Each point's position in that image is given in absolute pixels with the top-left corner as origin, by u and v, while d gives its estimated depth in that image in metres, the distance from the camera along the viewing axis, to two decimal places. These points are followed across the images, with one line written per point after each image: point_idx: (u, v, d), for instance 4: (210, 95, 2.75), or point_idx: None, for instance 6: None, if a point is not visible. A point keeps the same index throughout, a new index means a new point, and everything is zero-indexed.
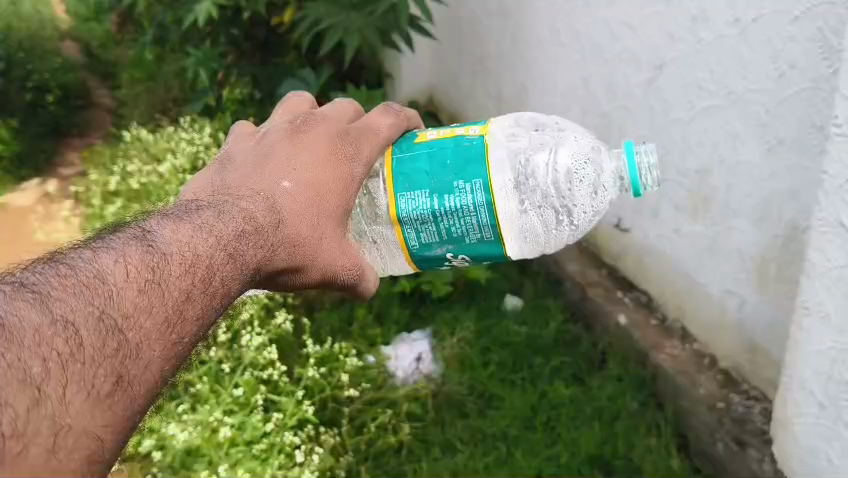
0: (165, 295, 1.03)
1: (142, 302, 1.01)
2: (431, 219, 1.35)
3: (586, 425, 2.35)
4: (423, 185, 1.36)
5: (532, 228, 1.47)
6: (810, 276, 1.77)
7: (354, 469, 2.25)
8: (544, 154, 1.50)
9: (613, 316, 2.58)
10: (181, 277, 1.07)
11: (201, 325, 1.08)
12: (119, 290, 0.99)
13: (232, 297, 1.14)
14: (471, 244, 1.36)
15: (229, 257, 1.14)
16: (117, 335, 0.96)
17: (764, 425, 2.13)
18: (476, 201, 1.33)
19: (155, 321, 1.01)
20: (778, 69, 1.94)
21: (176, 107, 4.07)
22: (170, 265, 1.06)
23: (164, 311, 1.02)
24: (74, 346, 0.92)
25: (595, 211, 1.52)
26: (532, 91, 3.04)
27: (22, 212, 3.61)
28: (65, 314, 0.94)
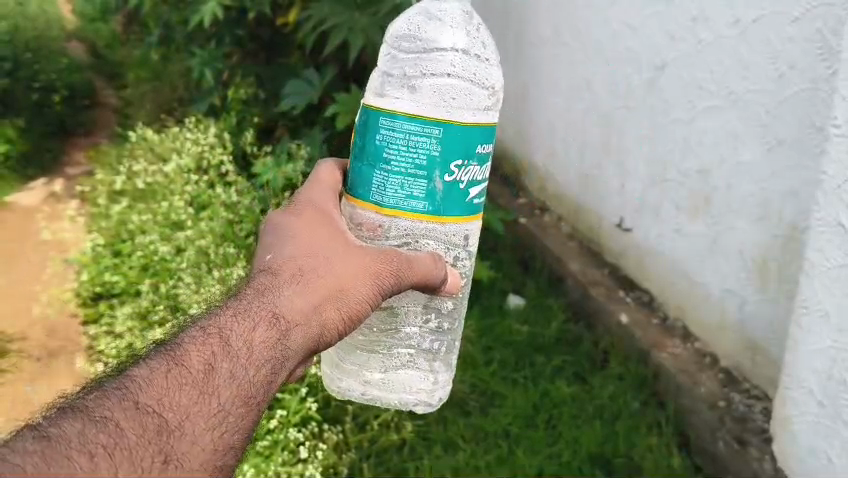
0: (190, 372, 1.14)
1: (169, 385, 1.12)
2: (402, 181, 1.32)
3: (587, 424, 2.36)
4: (369, 175, 1.35)
5: (447, 81, 1.54)
6: (808, 274, 1.78)
7: (356, 466, 2.26)
8: (392, 47, 1.63)
9: (615, 315, 2.60)
10: (200, 353, 1.17)
11: (241, 377, 1.17)
12: (145, 384, 1.11)
13: (267, 343, 1.21)
14: (439, 150, 1.30)
15: (239, 315, 1.23)
16: (156, 414, 1.08)
17: (764, 424, 2.15)
18: (395, 129, 1.30)
19: (187, 391, 1.12)
20: (778, 69, 1.96)
21: (181, 106, 4.06)
22: (186, 349, 1.17)
23: (193, 386, 1.12)
24: (114, 439, 1.03)
25: (463, 27, 1.63)
26: (532, 91, 3.06)
27: (27, 212, 3.58)
28: (103, 415, 1.06)
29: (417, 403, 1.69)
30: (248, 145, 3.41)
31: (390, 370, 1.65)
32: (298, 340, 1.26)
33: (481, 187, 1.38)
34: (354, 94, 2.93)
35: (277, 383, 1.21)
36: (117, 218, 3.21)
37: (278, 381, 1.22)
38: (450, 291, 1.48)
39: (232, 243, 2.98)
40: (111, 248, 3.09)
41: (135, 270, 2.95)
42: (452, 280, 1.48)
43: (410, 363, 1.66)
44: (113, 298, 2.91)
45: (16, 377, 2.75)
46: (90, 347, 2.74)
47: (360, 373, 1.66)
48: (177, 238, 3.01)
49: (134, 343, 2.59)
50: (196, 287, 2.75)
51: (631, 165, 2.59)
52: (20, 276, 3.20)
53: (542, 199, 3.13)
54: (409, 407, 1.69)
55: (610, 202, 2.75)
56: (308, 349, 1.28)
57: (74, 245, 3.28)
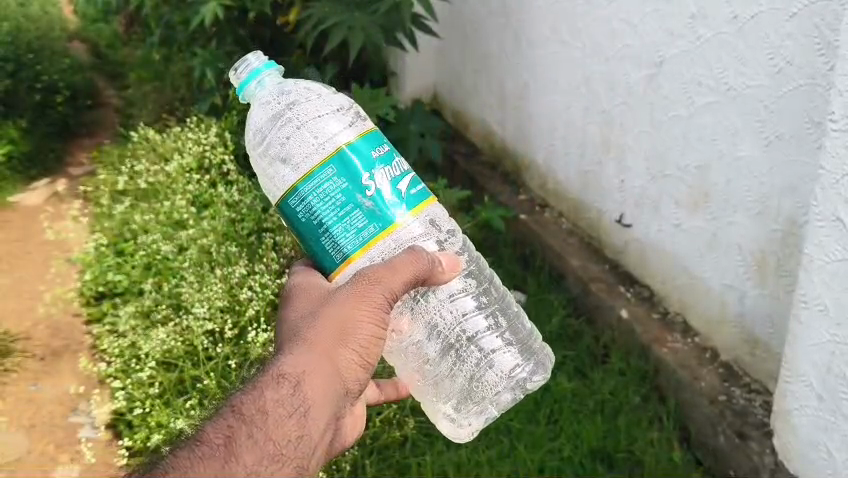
0: (211, 449, 1.17)
1: (191, 464, 1.14)
2: (341, 226, 1.27)
3: (588, 419, 2.37)
4: (320, 248, 1.31)
5: (318, 137, 1.36)
6: (807, 269, 1.79)
7: (359, 463, 2.28)
8: (259, 161, 1.43)
9: (616, 310, 2.61)
10: (218, 431, 1.19)
11: (261, 444, 1.18)
12: (170, 468, 1.15)
13: (281, 403, 1.22)
14: (344, 181, 1.27)
15: (254, 388, 1.24)
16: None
17: (764, 418, 2.17)
18: (305, 203, 1.28)
19: (207, 466, 1.14)
20: (776, 65, 1.98)
21: (184, 105, 4.02)
22: (207, 430, 1.20)
23: (215, 461, 1.15)
24: None
25: (281, 91, 1.44)
26: (532, 88, 3.06)
27: (31, 211, 3.59)
28: None
29: (525, 383, 1.50)
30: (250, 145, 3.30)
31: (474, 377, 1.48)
32: (315, 392, 1.25)
33: (411, 179, 1.32)
34: (358, 92, 3.08)
35: (303, 439, 1.22)
36: (119, 218, 3.22)
37: (304, 436, 1.23)
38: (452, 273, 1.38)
39: (234, 242, 3.01)
40: (114, 248, 3.11)
41: (137, 270, 2.96)
42: (447, 260, 1.37)
43: (487, 354, 1.48)
44: (117, 297, 2.93)
45: (19, 375, 2.76)
46: (93, 346, 2.82)
47: (460, 402, 1.52)
48: (178, 236, 3.03)
49: (136, 342, 2.66)
50: (198, 286, 2.79)
51: (631, 162, 2.60)
52: (24, 276, 3.21)
53: (543, 196, 3.14)
54: (523, 389, 1.50)
55: (610, 197, 2.76)
56: (330, 396, 1.27)
57: (76, 245, 3.30)
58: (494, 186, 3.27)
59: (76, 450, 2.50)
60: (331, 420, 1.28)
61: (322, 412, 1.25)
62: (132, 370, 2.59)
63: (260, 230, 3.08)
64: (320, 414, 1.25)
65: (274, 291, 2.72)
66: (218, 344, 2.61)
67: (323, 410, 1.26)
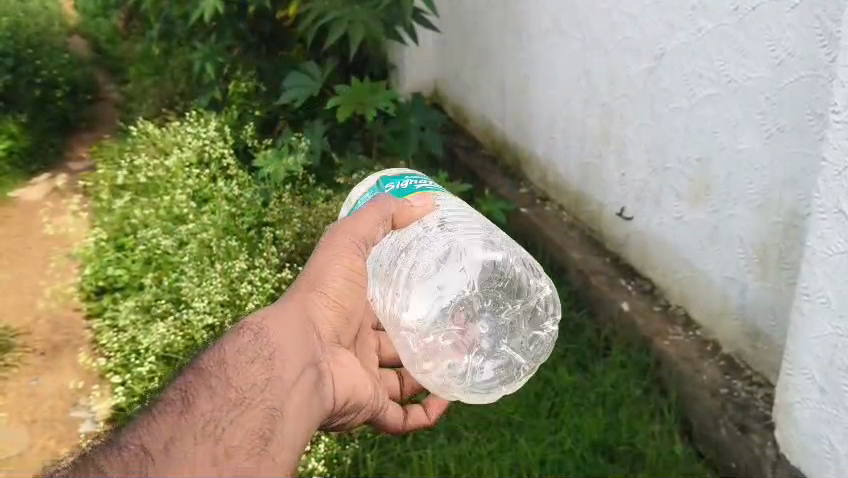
0: (170, 404, 1.19)
1: (149, 420, 1.17)
2: None
3: (590, 412, 2.36)
4: None
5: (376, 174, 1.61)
6: (809, 262, 1.78)
7: (360, 456, 2.28)
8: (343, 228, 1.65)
9: (617, 304, 2.60)
10: (177, 389, 1.22)
11: (219, 392, 1.21)
12: (128, 428, 1.17)
13: (241, 354, 1.27)
14: (370, 188, 1.55)
15: (215, 347, 1.29)
16: (137, 451, 1.12)
17: (766, 411, 2.16)
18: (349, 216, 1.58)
19: (164, 419, 1.16)
20: (777, 57, 1.97)
21: (183, 100, 3.99)
22: (166, 391, 1.23)
23: (173, 413, 1.17)
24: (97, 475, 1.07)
25: None
26: (532, 81, 3.05)
27: (32, 206, 3.59)
28: (91, 462, 1.11)
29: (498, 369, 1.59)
30: (248, 137, 3.41)
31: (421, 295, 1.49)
32: (278, 341, 1.31)
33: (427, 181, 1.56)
34: (356, 86, 3.07)
35: (269, 387, 1.25)
36: (119, 212, 3.21)
37: (271, 381, 1.26)
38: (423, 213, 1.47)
39: (234, 236, 3.01)
40: (114, 242, 3.10)
41: (137, 264, 2.96)
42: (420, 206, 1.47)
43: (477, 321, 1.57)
44: (117, 292, 2.92)
45: (20, 370, 2.78)
46: (93, 341, 2.81)
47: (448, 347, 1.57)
48: (178, 231, 3.02)
49: (136, 337, 2.66)
50: (198, 281, 2.79)
51: (632, 155, 2.59)
52: (24, 271, 3.21)
53: (543, 189, 3.13)
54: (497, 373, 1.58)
55: (611, 191, 2.75)
56: (298, 346, 1.34)
57: (75, 240, 3.29)
58: (494, 179, 3.26)
59: (75, 444, 2.49)
60: (300, 371, 1.32)
61: (288, 360, 1.30)
62: (132, 364, 2.59)
63: (261, 224, 3.09)
64: (285, 361, 1.30)
65: (274, 285, 2.74)
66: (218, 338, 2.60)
67: (289, 360, 1.31)
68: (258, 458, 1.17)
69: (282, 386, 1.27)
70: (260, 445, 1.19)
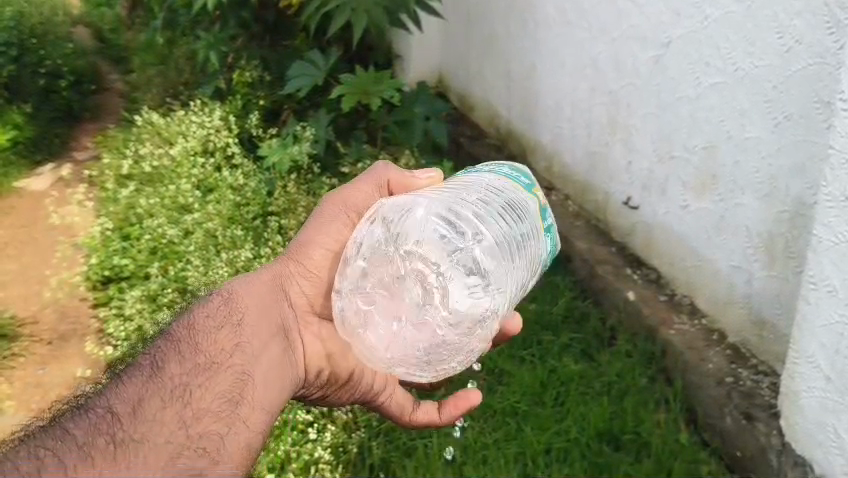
0: (138, 367, 1.24)
1: (115, 383, 1.21)
2: None
3: (595, 400, 2.37)
4: None
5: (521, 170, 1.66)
6: (816, 251, 1.77)
7: (365, 445, 2.29)
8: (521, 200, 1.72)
9: (622, 293, 2.60)
10: (145, 355, 1.27)
11: (187, 358, 1.25)
12: (95, 393, 1.21)
13: (211, 321, 1.32)
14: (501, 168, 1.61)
15: (187, 317, 1.34)
16: (103, 413, 1.14)
17: (772, 399, 2.16)
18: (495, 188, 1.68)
19: (131, 382, 1.20)
20: (785, 44, 1.96)
21: (187, 90, 3.94)
22: (135, 357, 1.28)
23: (139, 376, 1.22)
24: (63, 437, 1.10)
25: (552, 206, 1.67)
26: (537, 70, 3.04)
27: (37, 196, 3.60)
28: (56, 425, 1.14)
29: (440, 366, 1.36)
30: (253, 127, 3.42)
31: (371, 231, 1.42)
32: (250, 307, 1.36)
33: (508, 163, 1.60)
34: (360, 76, 3.08)
35: (239, 351, 1.29)
36: (125, 202, 3.20)
37: (242, 345, 1.30)
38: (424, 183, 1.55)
39: (240, 226, 3.02)
40: (120, 232, 3.09)
41: (144, 254, 2.96)
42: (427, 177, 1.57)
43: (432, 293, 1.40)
44: (123, 281, 2.93)
45: (26, 360, 2.80)
46: (100, 331, 2.82)
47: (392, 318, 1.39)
48: (184, 221, 3.03)
49: (143, 326, 2.67)
50: (204, 270, 2.80)
51: (638, 143, 2.58)
52: (30, 261, 3.22)
53: (549, 179, 3.12)
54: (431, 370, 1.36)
55: (616, 180, 2.74)
56: (273, 315, 1.38)
57: (81, 230, 3.28)
58: None
59: None
60: (274, 336, 1.36)
61: (261, 326, 1.35)
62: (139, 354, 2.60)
63: (266, 214, 3.10)
64: (257, 328, 1.34)
65: None
66: None
67: (261, 325, 1.35)
68: (228, 419, 1.21)
69: (254, 349, 1.31)
70: (230, 406, 1.22)
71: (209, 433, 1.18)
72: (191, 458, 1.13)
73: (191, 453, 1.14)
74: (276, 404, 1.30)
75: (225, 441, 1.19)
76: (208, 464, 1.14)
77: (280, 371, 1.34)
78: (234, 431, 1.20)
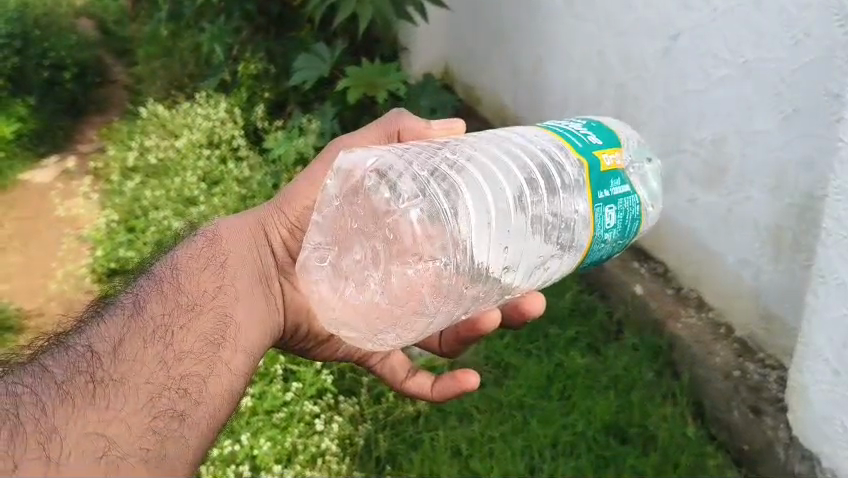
0: (119, 307, 1.28)
1: (95, 323, 1.25)
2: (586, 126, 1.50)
3: (602, 394, 2.37)
4: None
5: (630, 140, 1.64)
6: (825, 244, 1.77)
7: (372, 437, 2.29)
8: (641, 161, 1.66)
9: (630, 287, 2.60)
10: (125, 298, 1.31)
11: (167, 300, 1.30)
12: (75, 331, 1.24)
13: (189, 267, 1.37)
14: (593, 127, 1.43)
15: (167, 263, 1.39)
16: (85, 350, 1.18)
17: (779, 393, 2.16)
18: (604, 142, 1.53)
19: (114, 322, 1.24)
20: (794, 37, 1.94)
21: (192, 82, 3.93)
22: (114, 298, 1.32)
23: (120, 317, 1.26)
24: (47, 371, 1.14)
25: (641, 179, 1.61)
26: (544, 62, 3.02)
27: (42, 188, 3.60)
28: (36, 359, 1.17)
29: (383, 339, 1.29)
30: (259, 119, 3.43)
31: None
32: (230, 253, 1.42)
33: (592, 122, 1.45)
34: (366, 68, 3.08)
35: (218, 297, 1.35)
36: (130, 195, 3.19)
37: (223, 289, 1.36)
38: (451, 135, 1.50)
39: None
40: (125, 225, 3.09)
41: (149, 246, 2.95)
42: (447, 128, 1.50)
43: None
44: (128, 273, 2.91)
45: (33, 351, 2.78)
46: None
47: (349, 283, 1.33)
48: (190, 213, 3.03)
49: None
50: None
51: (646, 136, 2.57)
52: (36, 253, 3.22)
53: None
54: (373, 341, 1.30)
55: None
56: (255, 263, 1.44)
57: (87, 222, 3.28)
58: None
59: None
60: (254, 283, 1.41)
61: (242, 271, 1.41)
62: None
63: None
64: (240, 273, 1.40)
65: None
66: None
67: (241, 272, 1.40)
68: (209, 360, 1.26)
69: (233, 294, 1.37)
70: (211, 348, 1.28)
71: (190, 371, 1.23)
72: (172, 397, 1.18)
73: (172, 393, 1.18)
74: (254, 349, 1.36)
75: (205, 381, 1.24)
76: (188, 404, 1.19)
77: (260, 316, 1.40)
78: (212, 372, 1.26)
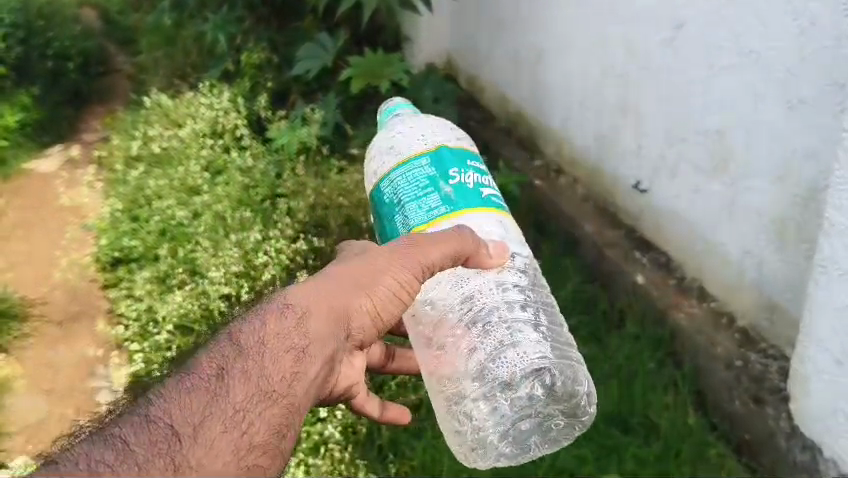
0: (202, 377, 1.27)
1: (179, 393, 1.24)
2: (446, 162, 1.62)
3: (603, 383, 2.38)
4: (409, 187, 1.61)
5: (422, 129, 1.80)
6: (828, 234, 1.77)
7: (374, 425, 2.29)
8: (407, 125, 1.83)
9: (631, 276, 2.61)
10: (209, 361, 1.30)
11: (252, 381, 1.28)
12: (155, 398, 1.24)
13: (280, 342, 1.34)
14: (481, 174, 1.66)
15: (254, 322, 1.37)
16: (165, 431, 1.18)
17: (781, 383, 2.16)
18: (430, 161, 1.63)
19: (196, 398, 1.23)
20: (799, 26, 1.94)
21: (196, 72, 3.92)
22: (199, 360, 1.31)
23: (203, 391, 1.25)
24: (125, 456, 1.14)
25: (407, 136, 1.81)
26: (548, 53, 3.01)
27: (46, 177, 3.60)
28: (116, 432, 1.18)
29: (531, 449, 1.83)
30: (262, 109, 3.41)
31: (454, 350, 1.69)
32: (320, 328, 1.39)
33: (474, 166, 1.65)
34: (368, 57, 3.07)
35: (295, 383, 1.33)
36: (134, 183, 3.20)
37: (299, 372, 1.34)
38: (501, 265, 1.62)
39: (249, 207, 3.01)
40: (128, 214, 3.10)
41: (153, 235, 2.95)
42: (494, 250, 1.58)
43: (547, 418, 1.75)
44: (132, 262, 2.93)
45: (37, 339, 2.85)
46: (110, 310, 2.85)
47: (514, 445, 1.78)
48: (194, 202, 3.03)
49: (153, 306, 2.72)
50: (213, 251, 2.83)
51: (649, 126, 2.56)
52: (40, 242, 3.24)
53: (558, 161, 3.10)
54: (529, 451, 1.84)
55: (627, 164, 2.72)
56: (333, 339, 1.41)
57: (91, 211, 3.30)
58: (508, 150, 3.27)
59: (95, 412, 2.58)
60: (326, 363, 1.39)
61: (320, 350, 1.38)
62: (151, 333, 2.66)
63: (274, 196, 3.09)
64: (317, 352, 1.38)
65: (289, 256, 2.79)
66: (233, 306, 2.66)
67: (323, 353, 1.39)
68: (274, 452, 1.26)
69: (309, 377, 1.35)
70: (278, 438, 1.27)
71: (256, 466, 1.22)
72: None
73: None
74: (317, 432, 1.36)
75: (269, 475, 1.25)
76: None
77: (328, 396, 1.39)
78: (272, 465, 1.26)
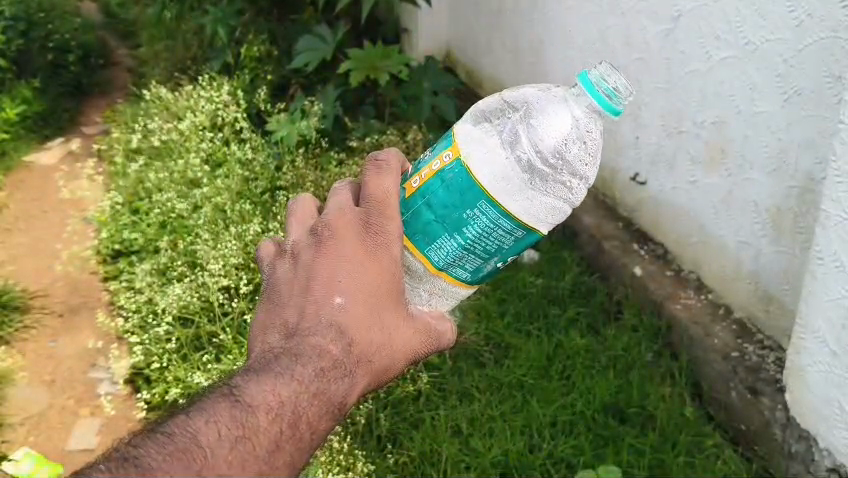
0: (256, 451, 1.10)
1: (232, 460, 1.08)
2: (522, 246, 1.26)
3: (600, 374, 2.39)
4: (469, 241, 1.23)
5: (560, 180, 1.33)
6: (824, 226, 1.77)
7: (373, 416, 2.31)
8: (571, 158, 1.35)
9: (629, 268, 2.62)
10: (265, 428, 1.12)
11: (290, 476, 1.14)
12: (211, 453, 1.07)
13: (319, 439, 1.17)
14: None
15: (307, 392, 1.17)
16: None
17: (777, 374, 2.17)
18: (519, 236, 1.23)
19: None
20: (797, 18, 1.94)
21: (195, 64, 3.89)
22: (257, 419, 1.12)
23: (256, 467, 1.09)
24: None
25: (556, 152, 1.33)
26: (547, 45, 3.01)
27: (47, 170, 3.61)
28: None
29: None
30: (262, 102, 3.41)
31: None
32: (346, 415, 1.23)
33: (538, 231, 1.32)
34: (367, 50, 3.10)
35: None
36: (134, 176, 3.22)
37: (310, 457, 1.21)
38: None
39: (249, 200, 3.02)
40: (129, 207, 3.13)
41: (153, 228, 2.99)
42: None
43: None
44: (133, 255, 2.97)
45: (37, 332, 2.85)
46: (112, 303, 2.88)
47: None
48: (194, 195, 3.04)
49: (153, 299, 2.72)
50: (213, 243, 2.82)
51: (647, 118, 2.56)
52: (40, 235, 3.25)
53: None
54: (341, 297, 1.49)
55: (626, 156, 2.72)
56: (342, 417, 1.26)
57: (92, 205, 3.34)
58: None
59: (96, 404, 2.60)
60: None
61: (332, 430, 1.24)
62: (149, 325, 2.66)
63: (274, 188, 3.11)
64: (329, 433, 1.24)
65: None
66: (233, 298, 2.70)
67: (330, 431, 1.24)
68: None
69: None
70: None
71: None
72: None
73: None
74: None
75: None
76: None
77: None
78: None
